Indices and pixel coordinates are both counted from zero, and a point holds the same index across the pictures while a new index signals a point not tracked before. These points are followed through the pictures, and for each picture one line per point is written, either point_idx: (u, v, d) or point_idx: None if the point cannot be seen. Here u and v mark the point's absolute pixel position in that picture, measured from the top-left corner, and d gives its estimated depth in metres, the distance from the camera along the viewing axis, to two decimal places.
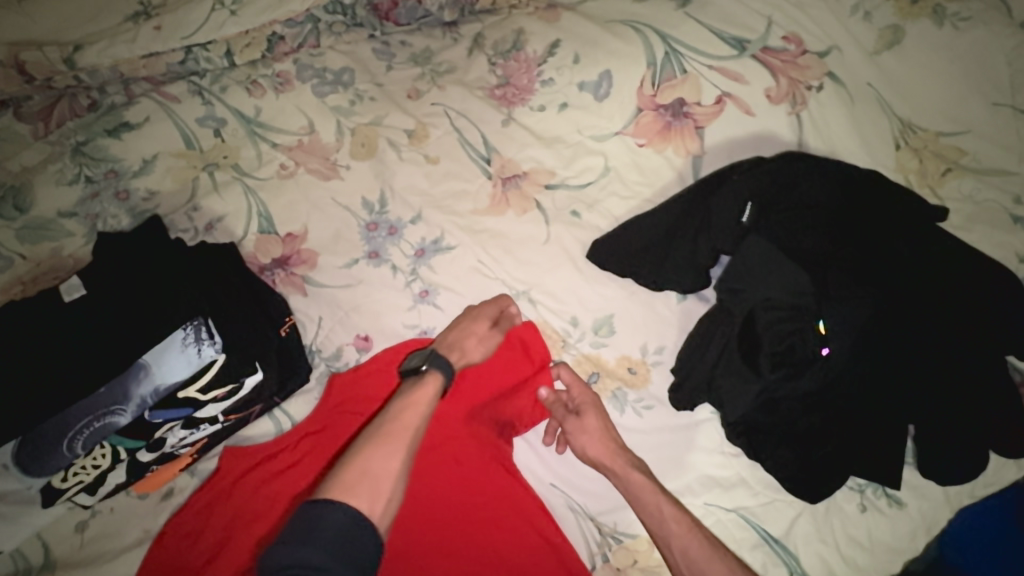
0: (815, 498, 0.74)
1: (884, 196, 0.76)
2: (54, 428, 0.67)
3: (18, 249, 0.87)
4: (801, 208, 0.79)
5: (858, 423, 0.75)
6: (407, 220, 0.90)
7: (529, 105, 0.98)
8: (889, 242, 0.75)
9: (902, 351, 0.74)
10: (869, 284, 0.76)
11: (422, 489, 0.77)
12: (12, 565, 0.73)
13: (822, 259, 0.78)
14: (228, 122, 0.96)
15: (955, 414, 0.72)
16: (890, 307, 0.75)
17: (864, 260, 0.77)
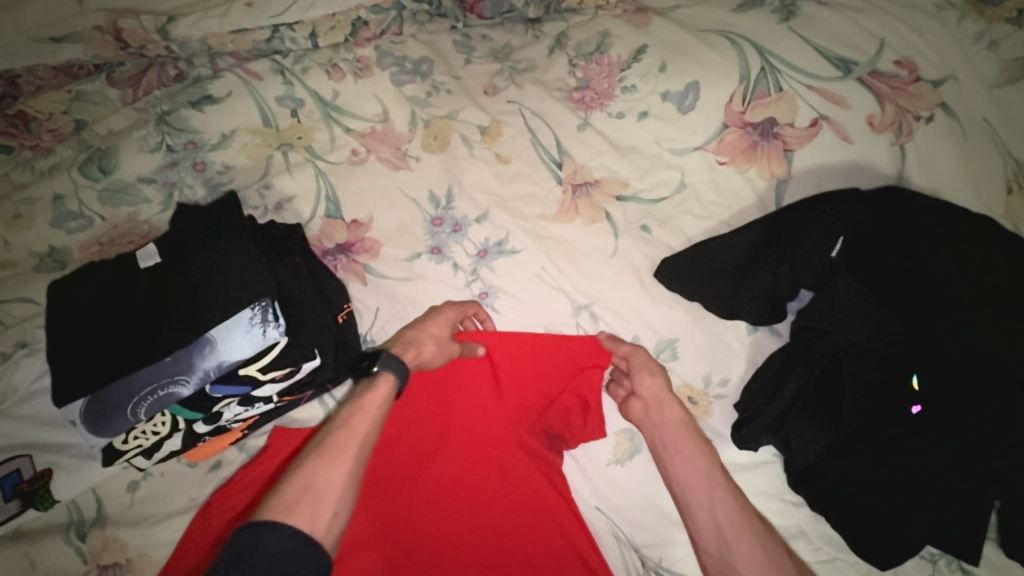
0: (886, 565, 0.69)
1: (1002, 247, 0.69)
2: (121, 391, 0.67)
3: (99, 211, 0.90)
4: (901, 250, 0.72)
5: (955, 494, 0.67)
6: (473, 218, 0.89)
7: (607, 111, 0.95)
8: (1003, 297, 0.67)
9: (1010, 422, 0.65)
10: (975, 342, 0.67)
11: (461, 497, 0.77)
12: (67, 515, 0.77)
13: (928, 306, 0.70)
14: (306, 104, 0.96)
15: None
16: (1001, 371, 0.66)
17: (974, 314, 0.68)
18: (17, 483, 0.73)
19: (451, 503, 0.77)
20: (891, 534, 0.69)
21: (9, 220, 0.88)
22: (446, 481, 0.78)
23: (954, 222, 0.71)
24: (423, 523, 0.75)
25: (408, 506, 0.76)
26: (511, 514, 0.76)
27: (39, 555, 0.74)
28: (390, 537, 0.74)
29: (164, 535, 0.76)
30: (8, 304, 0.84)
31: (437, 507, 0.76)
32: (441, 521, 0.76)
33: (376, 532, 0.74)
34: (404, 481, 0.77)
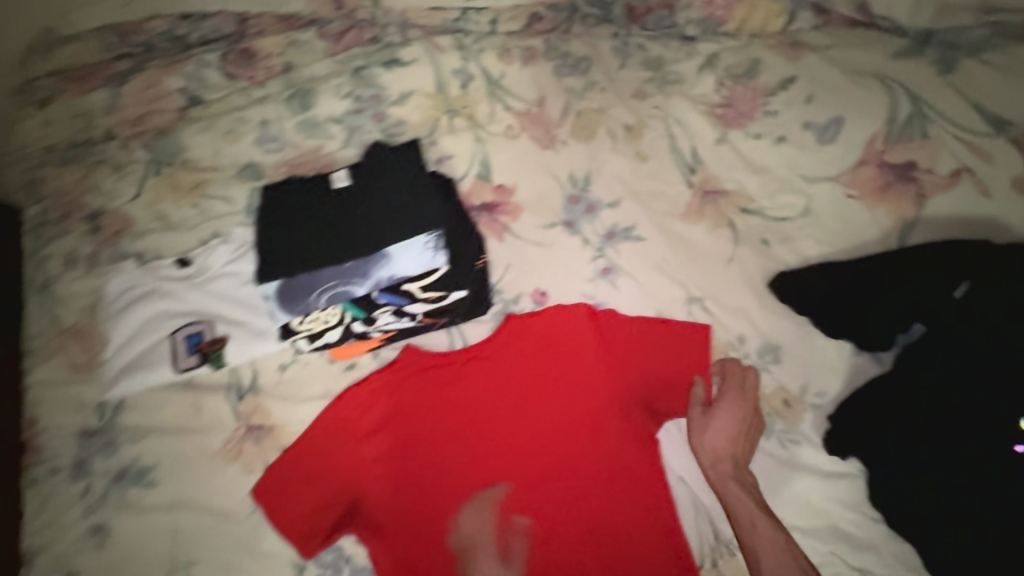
0: None
1: None
2: (310, 280, 0.81)
3: (293, 138, 1.06)
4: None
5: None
6: (607, 202, 0.98)
7: (746, 130, 1.02)
8: None
9: None
10: None
11: (550, 449, 0.82)
12: (228, 378, 0.92)
13: None
14: (476, 79, 1.09)
15: None
16: None
17: None
18: (199, 342, 0.92)
19: (542, 453, 0.82)
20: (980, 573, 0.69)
21: (224, 133, 1.06)
22: (539, 432, 0.83)
23: None
24: (513, 465, 0.82)
25: (503, 446, 0.83)
26: (596, 477, 0.80)
27: (205, 404, 0.90)
28: (486, 471, 0.82)
29: (303, 412, 0.90)
30: (215, 200, 1.02)
31: (528, 453, 0.82)
32: (529, 468, 0.82)
33: (472, 461, 0.83)
34: (501, 423, 0.84)
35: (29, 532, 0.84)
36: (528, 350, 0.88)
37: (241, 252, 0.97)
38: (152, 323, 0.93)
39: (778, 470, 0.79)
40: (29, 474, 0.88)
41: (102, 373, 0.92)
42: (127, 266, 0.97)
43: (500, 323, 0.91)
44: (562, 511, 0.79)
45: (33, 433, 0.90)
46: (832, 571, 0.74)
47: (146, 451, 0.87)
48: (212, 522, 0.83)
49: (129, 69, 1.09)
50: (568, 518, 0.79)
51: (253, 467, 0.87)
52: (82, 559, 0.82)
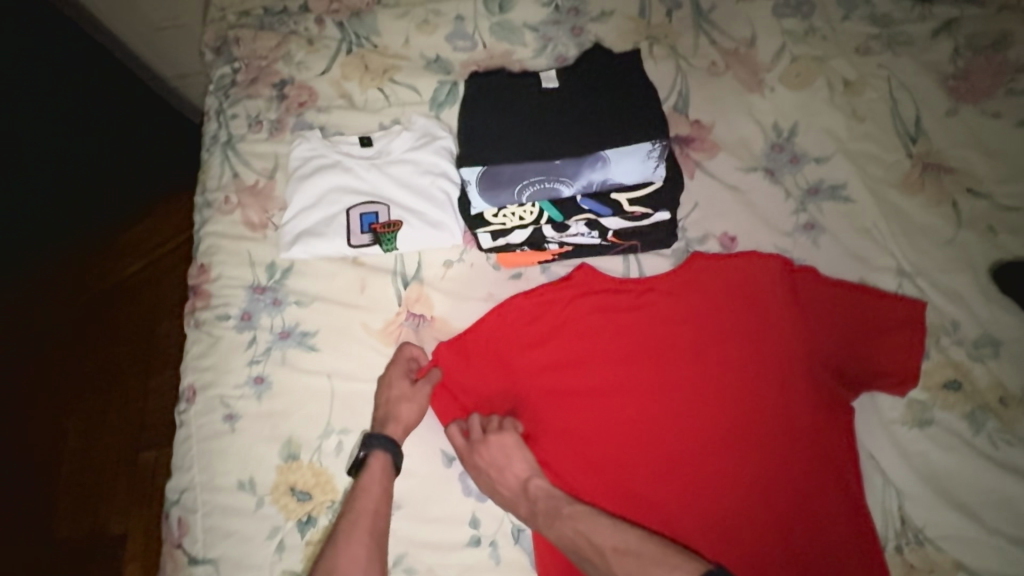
0: None
1: None
2: (515, 172, 0.76)
3: (486, 39, 1.03)
4: None
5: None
6: (814, 157, 0.91)
7: (980, 106, 0.93)
8: None
9: None
10: None
11: (722, 413, 0.76)
12: (393, 265, 0.91)
13: None
14: (682, 9, 1.03)
15: None
16: None
17: None
18: (374, 222, 0.91)
19: (713, 412, 0.77)
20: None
21: (419, 24, 1.04)
22: (714, 391, 0.77)
23: None
24: (680, 418, 0.77)
25: (671, 395, 0.78)
26: (773, 446, 0.74)
27: (372, 284, 0.90)
28: (648, 416, 0.78)
29: (464, 311, 0.88)
30: (400, 88, 1.01)
31: (697, 410, 0.77)
32: (696, 426, 0.77)
33: (635, 403, 0.79)
34: (672, 369, 0.79)
35: (194, 370, 0.87)
36: (712, 298, 0.83)
37: (423, 142, 0.95)
38: (329, 195, 0.93)
39: (990, 472, 0.71)
40: (197, 316, 0.90)
41: (276, 235, 0.93)
42: (313, 135, 0.97)
43: (683, 262, 0.86)
44: (728, 481, 0.74)
45: (203, 279, 0.92)
46: None
47: (310, 316, 0.88)
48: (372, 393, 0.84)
49: None
50: (732, 488, 0.74)
51: None
52: (242, 405, 0.84)
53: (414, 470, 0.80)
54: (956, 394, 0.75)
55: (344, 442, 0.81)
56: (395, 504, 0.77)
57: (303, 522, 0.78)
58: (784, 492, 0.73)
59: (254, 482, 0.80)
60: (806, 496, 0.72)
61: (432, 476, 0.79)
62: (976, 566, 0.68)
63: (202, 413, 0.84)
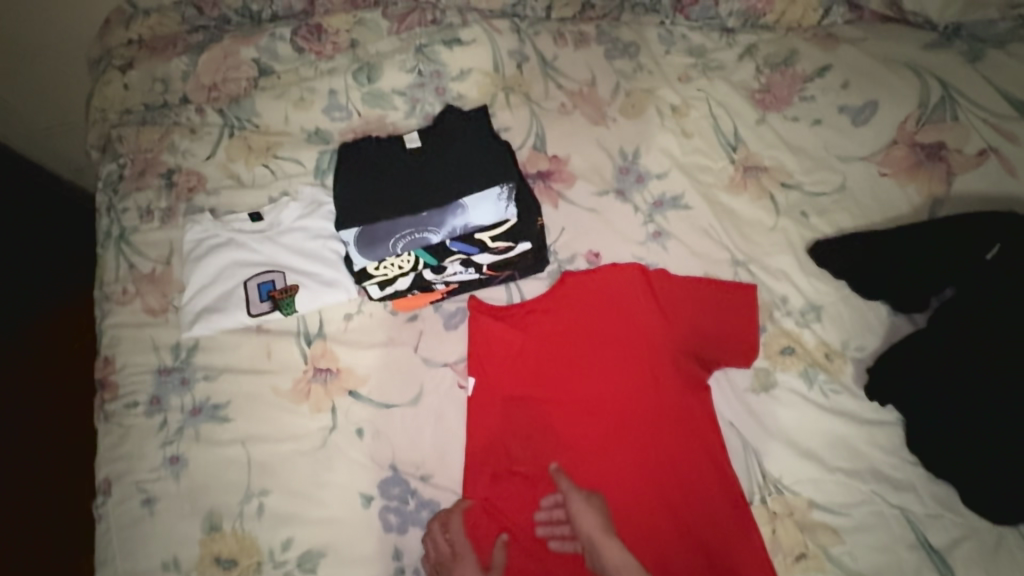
0: (998, 519, 0.75)
1: None
2: (387, 228, 0.87)
3: (359, 108, 1.13)
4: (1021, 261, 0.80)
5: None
6: (655, 174, 1.05)
7: (783, 113, 1.09)
8: None
9: None
10: None
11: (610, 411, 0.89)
12: (296, 326, 0.97)
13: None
14: (530, 60, 1.16)
15: None
16: None
17: None
18: (271, 290, 0.97)
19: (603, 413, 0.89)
20: (1004, 496, 0.74)
21: (295, 101, 1.13)
22: (602, 392, 0.90)
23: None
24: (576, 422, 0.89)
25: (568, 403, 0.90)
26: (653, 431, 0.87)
27: (277, 347, 0.95)
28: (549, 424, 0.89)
29: (369, 358, 0.95)
30: (284, 162, 1.08)
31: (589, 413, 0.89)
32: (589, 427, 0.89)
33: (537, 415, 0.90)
34: (565, 380, 0.91)
35: (106, 463, 0.89)
36: (589, 309, 0.94)
37: (311, 209, 1.03)
38: (226, 271, 0.98)
39: (825, 419, 0.84)
40: (106, 409, 0.92)
41: (178, 317, 0.97)
42: (204, 218, 1.02)
43: (556, 281, 0.96)
44: (621, 469, 0.86)
45: (109, 371, 0.95)
46: (874, 509, 0.78)
47: (220, 389, 0.92)
48: (289, 450, 0.88)
49: (204, 40, 1.17)
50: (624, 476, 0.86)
51: (322, 407, 0.91)
52: (161, 487, 0.86)
53: (337, 517, 0.84)
54: (791, 357, 0.88)
55: (265, 504, 0.85)
56: (322, 552, 0.82)
57: None
58: (663, 470, 0.85)
59: (179, 560, 0.82)
60: (683, 468, 0.84)
61: (355, 518, 0.84)
62: (825, 501, 0.79)
63: (121, 502, 0.86)
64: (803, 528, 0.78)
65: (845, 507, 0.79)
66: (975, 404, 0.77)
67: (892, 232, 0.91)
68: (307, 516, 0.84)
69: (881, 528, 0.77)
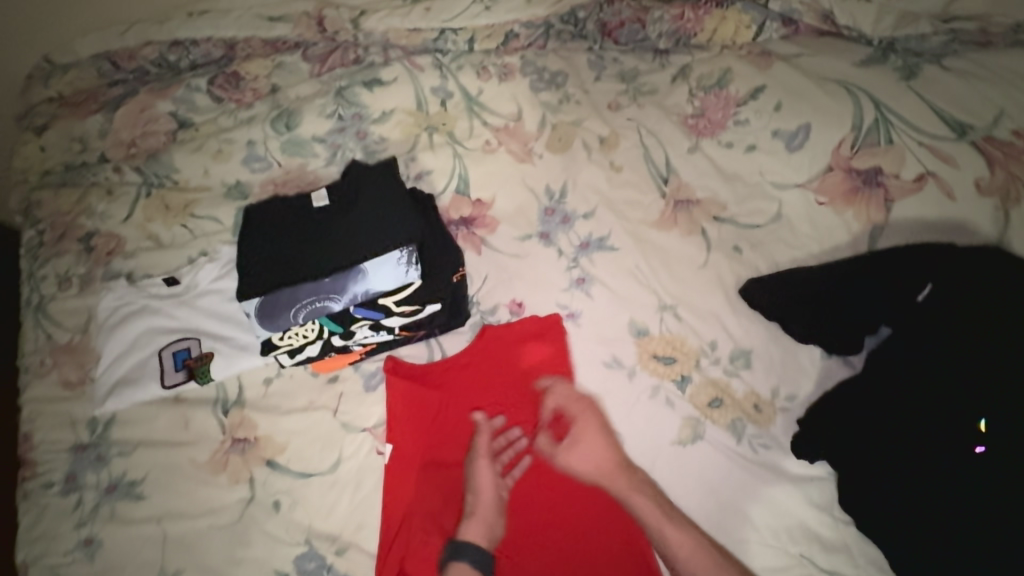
0: None
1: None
2: (286, 297, 0.83)
3: (279, 158, 1.10)
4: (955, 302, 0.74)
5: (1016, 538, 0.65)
6: (581, 213, 1.00)
7: (717, 139, 1.03)
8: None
9: None
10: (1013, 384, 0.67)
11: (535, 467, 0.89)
12: (214, 393, 0.94)
13: (965, 352, 0.71)
14: (454, 96, 1.12)
15: None
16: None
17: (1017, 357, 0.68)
18: (187, 357, 0.94)
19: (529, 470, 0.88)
20: (929, 557, 0.70)
21: (213, 154, 1.10)
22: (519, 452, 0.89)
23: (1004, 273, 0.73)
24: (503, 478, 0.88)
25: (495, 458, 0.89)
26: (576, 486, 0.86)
27: (193, 417, 0.93)
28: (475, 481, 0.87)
29: (287, 424, 0.92)
30: (202, 219, 1.06)
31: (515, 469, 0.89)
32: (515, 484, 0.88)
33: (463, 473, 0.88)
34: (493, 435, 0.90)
35: (23, 545, 0.87)
36: (510, 364, 0.92)
37: (226, 269, 1.00)
38: (142, 339, 0.96)
39: (752, 475, 0.80)
40: (24, 487, 0.91)
41: (93, 390, 0.95)
42: (119, 284, 1.01)
43: (477, 333, 0.93)
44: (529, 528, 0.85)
45: (26, 449, 0.93)
46: (802, 573, 0.74)
47: (136, 464, 0.90)
48: (205, 525, 0.87)
49: (122, 95, 1.15)
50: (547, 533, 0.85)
51: (239, 477, 0.89)
52: (75, 569, 0.84)
53: None
54: (719, 409, 0.83)
55: None
56: None
57: None
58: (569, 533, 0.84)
59: None
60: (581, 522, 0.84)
61: None
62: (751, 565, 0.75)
63: None
64: None
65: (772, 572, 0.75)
66: (898, 459, 0.74)
67: (826, 270, 0.85)
68: None
69: None
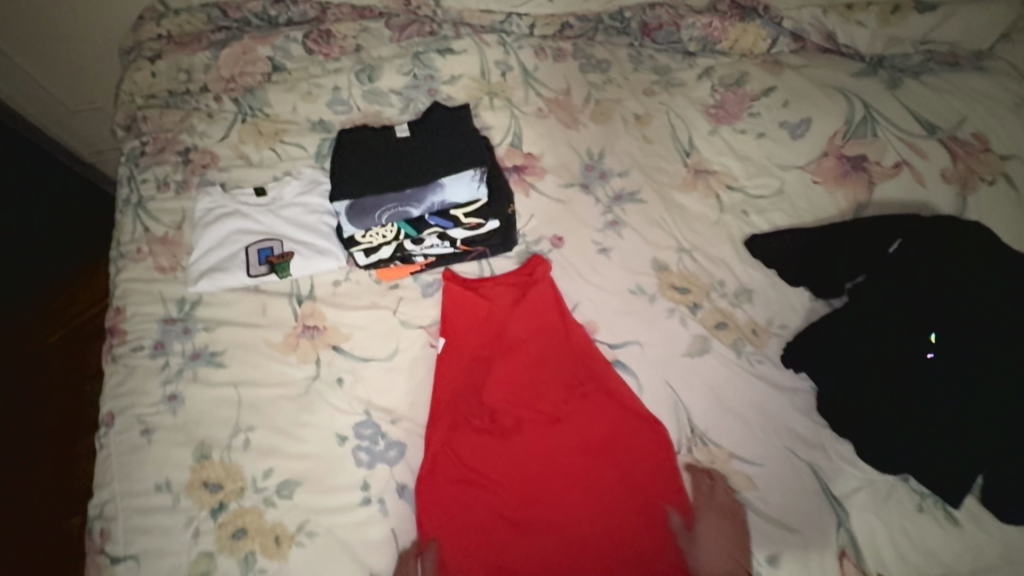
0: (884, 469, 0.88)
1: (978, 251, 0.89)
2: (376, 202, 1.06)
3: (359, 103, 1.26)
4: (926, 255, 0.92)
5: (945, 425, 0.87)
6: (616, 172, 1.18)
7: (734, 126, 1.22)
8: (979, 285, 0.87)
9: (981, 380, 0.86)
10: (961, 318, 0.87)
11: (587, 435, 0.94)
12: (290, 288, 1.09)
13: (925, 295, 0.90)
14: (513, 70, 1.31)
15: (1001, 441, 0.84)
16: (980, 345, 0.86)
17: (964, 298, 0.87)
18: (270, 255, 1.09)
19: (550, 392, 0.98)
20: (888, 445, 0.88)
21: (303, 95, 1.27)
22: (535, 386, 0.98)
23: (958, 231, 0.92)
24: (529, 392, 0.98)
25: (518, 376, 0.99)
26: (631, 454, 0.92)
27: (271, 305, 1.07)
28: (506, 382, 0.99)
29: (351, 318, 1.06)
30: (288, 146, 1.22)
31: (537, 386, 0.98)
32: (537, 403, 0.97)
33: (499, 374, 1.00)
34: (521, 355, 1.01)
35: (112, 398, 0.99)
36: (536, 300, 1.03)
37: (310, 187, 1.16)
38: (231, 237, 1.11)
39: (748, 383, 0.96)
40: (113, 351, 1.03)
41: (185, 274, 1.09)
42: (214, 190, 1.16)
43: (524, 259, 1.09)
44: (543, 465, 0.92)
45: (118, 319, 1.05)
46: (784, 460, 0.90)
47: (217, 338, 1.03)
48: (275, 394, 0.99)
49: (225, 39, 1.32)
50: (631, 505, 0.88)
51: (307, 357, 1.02)
52: (158, 419, 0.96)
53: (313, 453, 0.94)
54: (724, 331, 1.00)
55: (251, 438, 0.95)
56: (296, 482, 0.91)
57: (214, 510, 0.89)
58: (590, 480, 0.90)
59: (170, 482, 0.91)
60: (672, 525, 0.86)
61: (329, 454, 0.94)
62: (742, 452, 0.91)
63: (121, 432, 0.95)
64: (722, 476, 0.89)
65: (760, 458, 0.90)
66: (877, 362, 0.92)
67: (817, 230, 1.04)
68: (285, 450, 0.94)
69: (790, 478, 0.88)
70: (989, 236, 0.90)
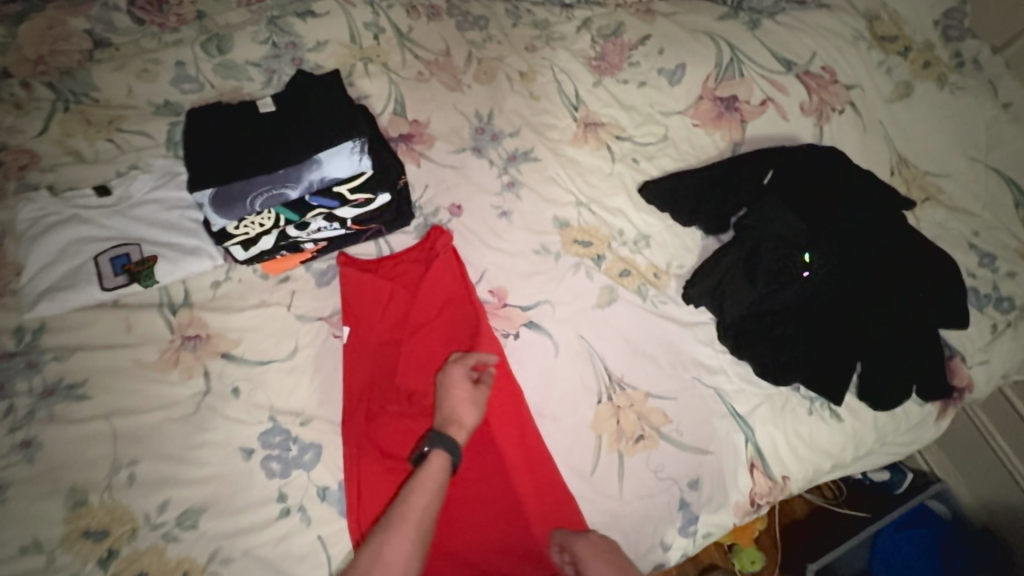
0: (781, 381, 0.96)
1: (834, 178, 1.05)
2: (244, 187, 0.93)
3: (211, 79, 1.11)
4: (789, 187, 1.06)
5: (825, 334, 0.98)
6: (508, 133, 1.15)
7: (616, 76, 1.22)
8: (830, 208, 1.03)
9: (846, 288, 0.99)
10: (829, 240, 0.99)
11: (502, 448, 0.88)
12: (159, 297, 0.95)
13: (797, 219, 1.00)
14: (386, 32, 1.21)
15: (870, 342, 0.97)
16: (842, 259, 0.99)
17: (823, 220, 1.02)
18: (127, 263, 0.94)
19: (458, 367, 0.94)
20: (781, 357, 0.96)
21: (138, 73, 1.09)
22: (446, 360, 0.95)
23: (813, 163, 1.06)
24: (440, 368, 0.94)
25: (428, 351, 0.95)
26: (535, 478, 0.86)
27: (138, 320, 0.93)
28: (416, 359, 0.94)
29: (239, 321, 0.95)
30: (129, 134, 1.05)
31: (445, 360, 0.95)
32: None
33: (408, 351, 0.95)
34: (427, 330, 0.96)
35: None
36: (440, 273, 0.99)
37: (164, 180, 1.01)
38: (72, 248, 0.94)
39: (655, 324, 1.00)
40: None
41: (18, 299, 0.91)
42: (39, 195, 0.97)
43: (423, 233, 1.04)
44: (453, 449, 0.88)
45: None
46: (694, 391, 0.95)
47: (73, 368, 0.88)
48: (159, 419, 0.87)
49: (25, 10, 1.09)
50: (518, 543, 0.82)
51: (193, 372, 0.91)
52: (7, 474, 0.80)
53: (216, 475, 0.84)
54: (628, 278, 1.03)
55: (136, 473, 0.82)
56: (200, 509, 0.82)
57: (103, 560, 0.77)
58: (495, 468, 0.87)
59: (39, 542, 0.76)
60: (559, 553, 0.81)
61: (235, 472, 0.85)
62: (657, 390, 0.95)
63: None
64: (641, 416, 0.93)
65: (673, 393, 0.95)
66: (772, 285, 0.97)
67: (702, 171, 1.08)
68: (181, 478, 0.83)
69: (701, 406, 0.94)
70: (841, 157, 1.07)
